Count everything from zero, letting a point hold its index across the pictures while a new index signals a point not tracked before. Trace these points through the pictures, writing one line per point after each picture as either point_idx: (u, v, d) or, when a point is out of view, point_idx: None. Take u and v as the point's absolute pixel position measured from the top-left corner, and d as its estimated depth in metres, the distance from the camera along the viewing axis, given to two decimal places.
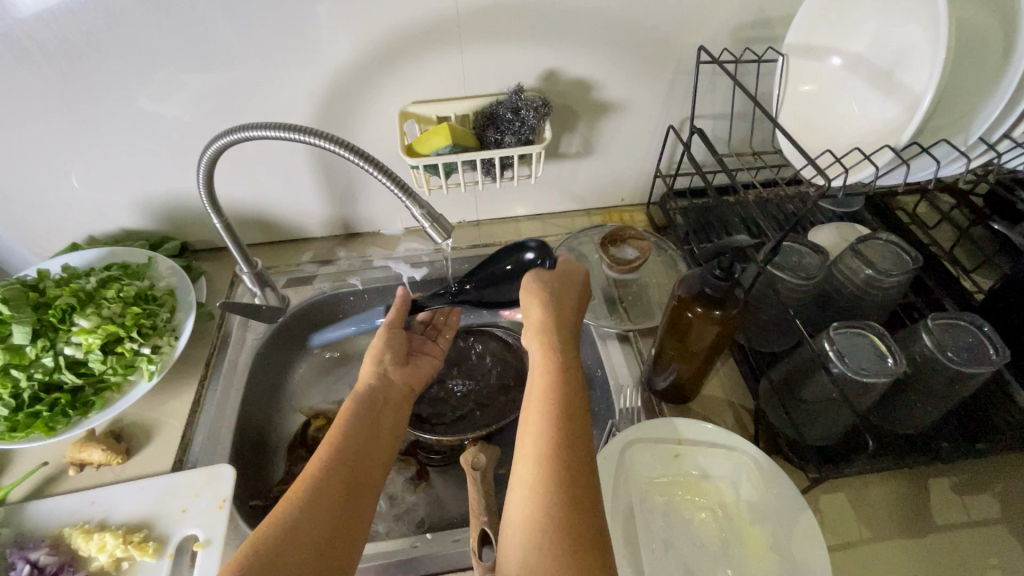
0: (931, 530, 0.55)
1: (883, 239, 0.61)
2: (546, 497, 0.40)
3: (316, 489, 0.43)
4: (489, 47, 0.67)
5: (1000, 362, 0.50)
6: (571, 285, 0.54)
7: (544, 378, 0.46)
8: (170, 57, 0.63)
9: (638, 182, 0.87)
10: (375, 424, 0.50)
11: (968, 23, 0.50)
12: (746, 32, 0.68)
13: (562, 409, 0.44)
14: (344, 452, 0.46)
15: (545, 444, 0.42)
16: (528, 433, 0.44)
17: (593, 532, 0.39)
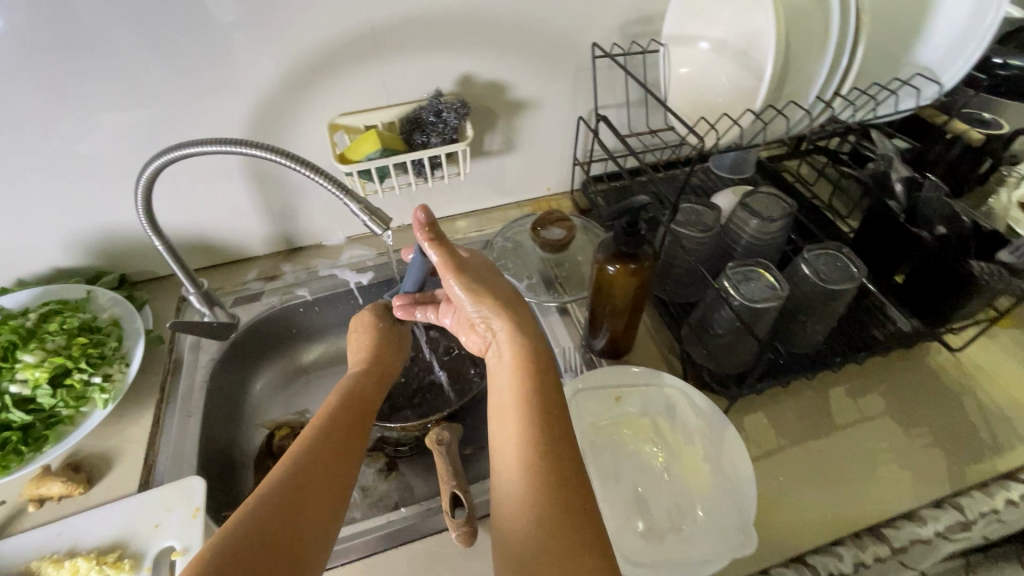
0: (833, 429, 0.65)
1: (765, 192, 0.72)
2: (524, 472, 0.44)
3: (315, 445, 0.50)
4: (406, 58, 0.73)
5: (861, 277, 0.61)
6: (493, 274, 0.57)
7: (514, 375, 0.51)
8: (92, 91, 0.65)
9: (559, 172, 0.95)
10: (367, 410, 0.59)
11: (796, 8, 0.60)
12: (632, 27, 0.78)
13: (532, 395, 0.49)
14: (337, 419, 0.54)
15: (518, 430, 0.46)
16: (503, 432, 0.48)
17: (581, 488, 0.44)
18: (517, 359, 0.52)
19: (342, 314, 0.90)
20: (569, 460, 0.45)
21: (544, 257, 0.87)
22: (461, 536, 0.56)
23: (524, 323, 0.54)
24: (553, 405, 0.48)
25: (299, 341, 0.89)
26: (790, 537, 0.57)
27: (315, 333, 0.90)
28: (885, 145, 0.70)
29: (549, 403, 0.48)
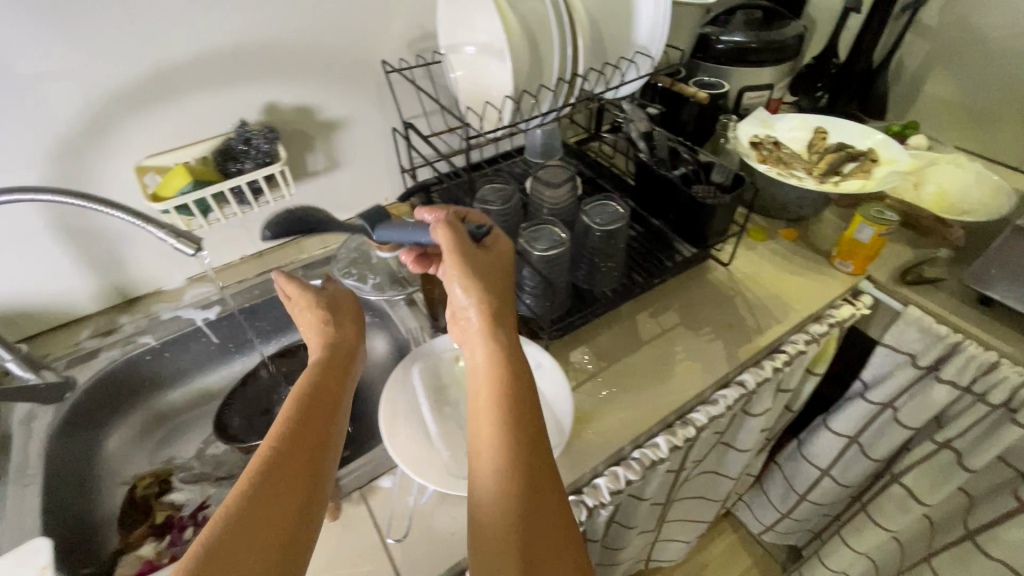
0: (641, 345, 0.78)
1: (554, 164, 0.85)
2: (505, 505, 0.42)
3: (268, 468, 0.43)
4: (205, 93, 0.77)
5: (626, 215, 0.76)
6: (495, 268, 0.55)
7: (491, 386, 0.48)
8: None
9: (391, 181, 1.03)
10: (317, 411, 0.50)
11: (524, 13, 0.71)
12: (418, 43, 0.89)
13: (509, 412, 0.46)
14: (295, 432, 0.46)
15: (497, 462, 0.43)
16: (484, 453, 0.45)
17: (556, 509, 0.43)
18: (497, 370, 0.48)
19: (195, 355, 0.89)
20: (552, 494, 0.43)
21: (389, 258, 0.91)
22: (328, 511, 0.61)
23: (504, 332, 0.52)
24: (533, 424, 0.46)
25: (154, 390, 0.86)
26: (613, 435, 0.68)
27: (171, 380, 0.88)
28: (635, 113, 0.85)
29: (526, 426, 0.45)
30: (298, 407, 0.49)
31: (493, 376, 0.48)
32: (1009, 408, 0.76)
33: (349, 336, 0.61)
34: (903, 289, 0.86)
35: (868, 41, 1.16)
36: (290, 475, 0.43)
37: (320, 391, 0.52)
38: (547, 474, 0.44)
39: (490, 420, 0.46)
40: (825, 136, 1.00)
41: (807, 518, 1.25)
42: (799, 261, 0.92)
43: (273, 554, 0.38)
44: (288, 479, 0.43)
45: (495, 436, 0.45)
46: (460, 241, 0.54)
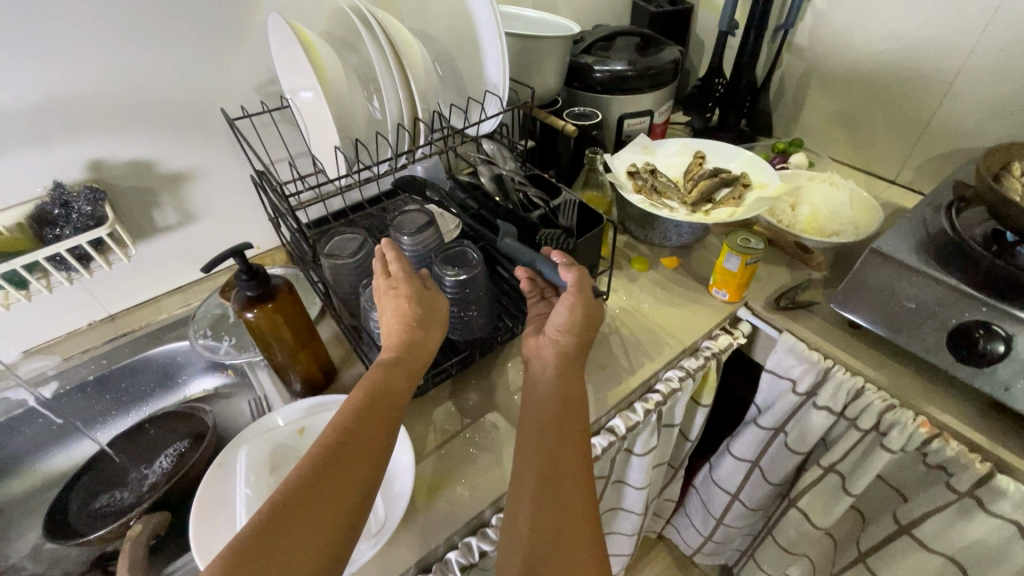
0: (507, 397, 0.75)
1: (415, 207, 0.80)
2: (541, 513, 0.51)
3: (341, 446, 0.47)
4: (9, 156, 0.70)
5: (478, 266, 0.72)
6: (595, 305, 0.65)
7: (561, 402, 0.58)
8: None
9: (261, 228, 0.97)
10: (388, 406, 0.52)
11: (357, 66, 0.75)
12: (269, 87, 0.85)
13: (574, 428, 0.56)
14: (362, 421, 0.49)
15: (546, 478, 0.52)
16: (542, 458, 0.54)
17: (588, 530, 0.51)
18: (571, 388, 0.59)
19: (32, 438, 0.81)
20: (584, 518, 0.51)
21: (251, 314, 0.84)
22: None
23: (575, 361, 0.62)
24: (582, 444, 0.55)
25: None
26: (468, 503, 0.64)
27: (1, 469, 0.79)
28: (494, 150, 0.85)
29: (577, 448, 0.55)
30: (366, 399, 0.51)
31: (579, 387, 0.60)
32: (878, 433, 0.76)
33: (432, 333, 0.60)
34: (777, 316, 0.85)
35: (746, 61, 1.17)
36: (346, 472, 0.46)
37: (384, 384, 0.53)
38: (582, 487, 0.52)
39: (571, 426, 0.56)
40: (702, 161, 1.00)
41: (728, 540, 1.24)
42: (679, 291, 0.91)
43: (325, 538, 0.43)
44: (355, 462, 0.47)
45: (555, 445, 0.55)
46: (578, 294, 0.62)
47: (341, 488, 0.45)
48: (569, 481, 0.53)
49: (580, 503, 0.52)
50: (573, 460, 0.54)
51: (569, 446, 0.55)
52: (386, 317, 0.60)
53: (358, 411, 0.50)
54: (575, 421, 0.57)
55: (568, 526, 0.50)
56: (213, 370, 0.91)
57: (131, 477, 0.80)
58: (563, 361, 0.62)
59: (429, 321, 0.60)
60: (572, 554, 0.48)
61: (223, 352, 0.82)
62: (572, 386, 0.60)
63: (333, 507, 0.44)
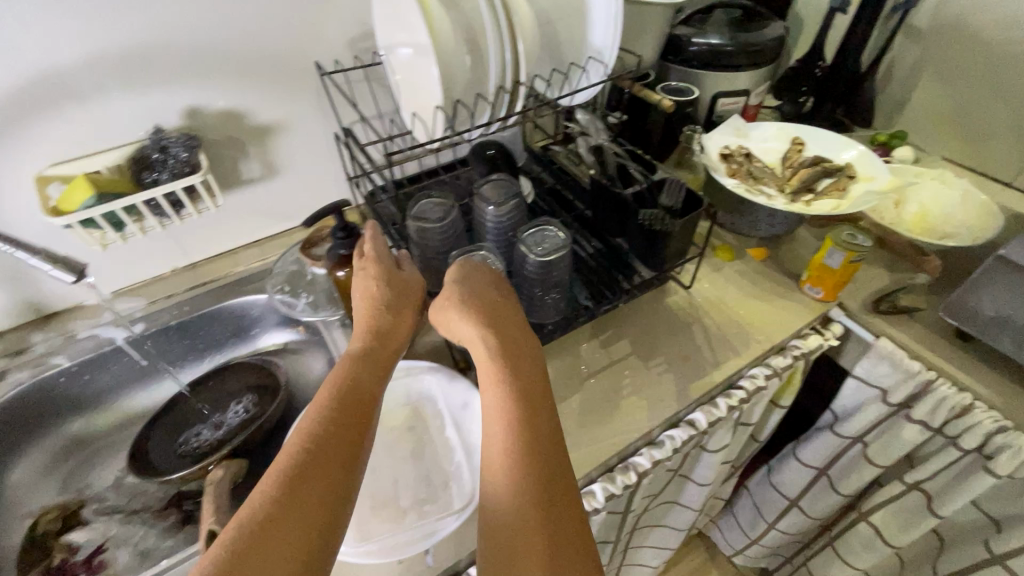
0: (585, 379, 0.72)
1: (500, 178, 0.78)
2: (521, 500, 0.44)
3: (316, 446, 0.45)
4: (113, 97, 0.70)
5: (568, 245, 0.68)
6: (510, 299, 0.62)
7: (515, 385, 0.52)
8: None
9: (338, 187, 0.96)
10: (356, 402, 0.49)
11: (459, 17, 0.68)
12: (359, 43, 0.82)
13: (538, 410, 0.51)
14: (332, 422, 0.47)
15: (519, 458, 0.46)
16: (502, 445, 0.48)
17: (577, 521, 0.45)
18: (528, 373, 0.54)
19: (117, 375, 0.83)
20: (573, 505, 0.46)
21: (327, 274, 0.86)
22: None
23: (525, 344, 0.58)
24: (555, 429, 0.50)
25: (70, 413, 0.81)
26: None
27: (89, 401, 0.82)
28: (589, 121, 0.80)
29: (549, 428, 0.50)
30: (337, 395, 0.49)
31: (538, 372, 0.55)
32: (982, 454, 0.71)
33: (405, 328, 0.58)
34: (876, 320, 0.79)
35: (854, 45, 1.08)
36: (319, 476, 0.43)
37: (357, 382, 0.51)
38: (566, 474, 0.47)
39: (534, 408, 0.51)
40: (801, 148, 0.93)
41: (777, 545, 1.20)
42: (767, 284, 0.86)
43: (298, 554, 0.39)
44: (324, 469, 0.44)
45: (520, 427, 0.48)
46: (462, 280, 0.62)
47: (312, 498, 0.42)
48: (544, 463, 0.46)
49: (560, 486, 0.46)
50: (546, 440, 0.48)
51: (536, 424, 0.49)
52: (357, 314, 0.59)
53: (330, 407, 0.48)
54: (541, 402, 0.52)
55: (532, 480, 0.45)
56: (286, 326, 0.92)
57: (214, 415, 0.83)
58: (511, 346, 0.56)
59: (401, 314, 0.59)
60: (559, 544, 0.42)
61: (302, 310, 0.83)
62: (529, 369, 0.54)
63: (314, 505, 0.42)
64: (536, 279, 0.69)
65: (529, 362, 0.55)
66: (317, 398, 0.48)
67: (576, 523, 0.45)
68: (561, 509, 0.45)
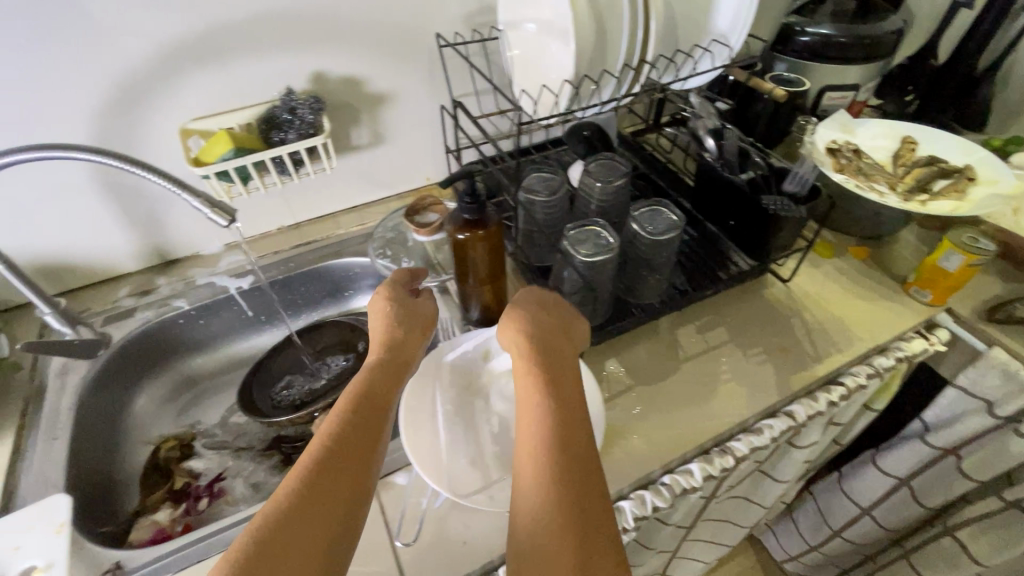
0: (681, 363, 0.72)
1: (607, 157, 0.79)
2: (542, 492, 0.45)
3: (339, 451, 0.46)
4: (252, 57, 0.74)
5: (680, 226, 0.69)
6: (552, 306, 0.63)
7: (544, 385, 0.52)
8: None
9: (435, 160, 0.99)
10: (376, 402, 0.51)
11: None
12: (475, 18, 0.84)
13: (562, 404, 0.51)
14: (358, 421, 0.48)
15: (538, 451, 0.47)
16: (527, 443, 0.48)
17: (597, 510, 0.45)
18: (557, 371, 0.54)
19: (227, 322, 0.89)
20: (592, 494, 0.46)
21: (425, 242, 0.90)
22: None
23: (561, 348, 0.58)
24: (579, 420, 0.50)
25: (183, 353, 0.87)
26: (646, 458, 0.63)
27: (200, 343, 0.88)
28: (702, 108, 0.78)
29: (575, 422, 0.50)
30: (356, 399, 0.50)
31: (566, 377, 0.55)
32: None
33: (415, 340, 0.62)
34: (988, 329, 0.77)
35: (974, 46, 1.03)
36: (341, 470, 0.45)
37: (376, 387, 0.53)
38: (585, 463, 0.47)
39: (563, 405, 0.51)
40: (914, 147, 0.90)
41: (839, 555, 1.17)
42: (868, 285, 0.83)
43: (320, 549, 0.40)
44: (353, 457, 0.46)
45: (542, 424, 0.49)
46: (535, 310, 0.61)
47: (335, 495, 0.43)
48: (563, 454, 0.46)
49: (571, 471, 0.46)
50: (565, 432, 0.48)
51: (558, 419, 0.49)
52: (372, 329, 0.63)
53: (351, 412, 0.49)
54: (569, 400, 0.52)
55: (558, 487, 0.45)
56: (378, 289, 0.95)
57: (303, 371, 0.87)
58: (543, 349, 0.56)
59: (410, 326, 0.63)
60: (569, 534, 0.43)
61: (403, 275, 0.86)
62: (559, 369, 0.55)
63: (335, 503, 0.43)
64: (644, 258, 0.70)
65: (558, 364, 0.55)
66: (340, 399, 0.50)
67: (592, 509, 0.45)
68: (576, 503, 0.44)
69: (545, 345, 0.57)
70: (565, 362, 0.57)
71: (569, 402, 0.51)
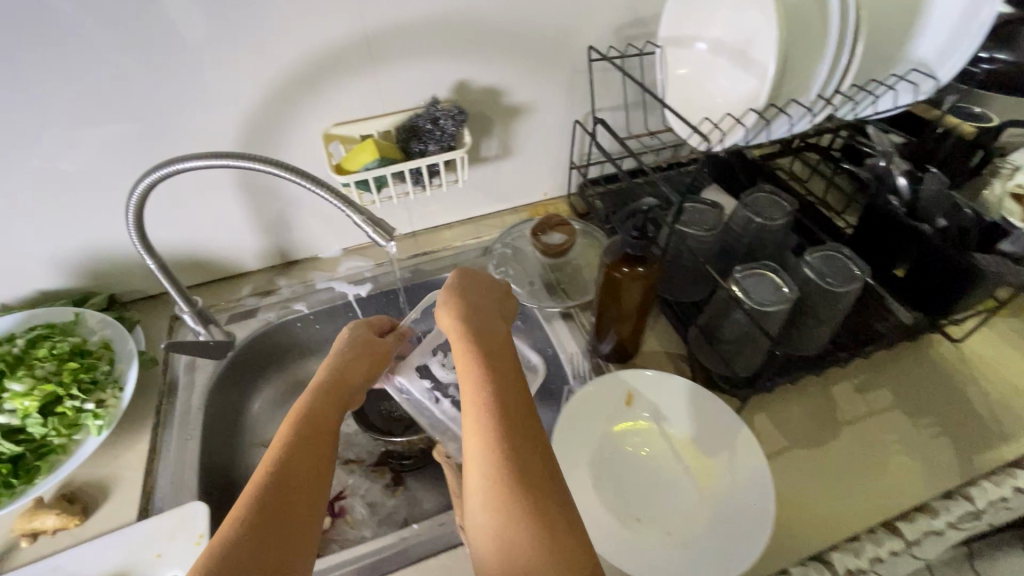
0: (842, 426, 0.64)
1: (765, 192, 0.72)
2: (489, 488, 0.41)
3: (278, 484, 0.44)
4: (401, 65, 0.72)
5: (862, 278, 0.60)
6: (492, 294, 0.59)
7: (466, 376, 0.48)
8: (65, 94, 0.62)
9: (555, 175, 0.94)
10: (314, 426, 0.50)
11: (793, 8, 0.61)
12: (626, 30, 0.78)
13: (496, 392, 0.46)
14: (297, 445, 0.47)
15: (479, 444, 0.43)
16: (467, 440, 0.45)
17: (560, 506, 0.41)
18: (499, 355, 0.50)
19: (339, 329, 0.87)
20: (552, 490, 0.42)
21: (544, 263, 0.87)
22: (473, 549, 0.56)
23: (494, 331, 0.53)
24: (517, 410, 0.45)
25: (297, 355, 0.86)
26: (813, 537, 0.56)
27: (313, 347, 0.86)
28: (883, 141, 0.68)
29: (516, 410, 0.45)
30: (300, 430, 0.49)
31: (507, 360, 0.50)
32: None
33: (359, 360, 0.60)
34: None
35: None
36: (293, 494, 0.43)
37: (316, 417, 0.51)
38: (538, 458, 0.43)
39: (469, 406, 0.45)
40: None
41: None
42: None
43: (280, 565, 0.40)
44: (300, 478, 0.45)
45: (477, 417, 0.44)
46: (466, 290, 0.57)
47: (285, 521, 0.42)
48: (492, 453, 0.42)
49: (512, 464, 0.42)
50: (498, 424, 0.44)
51: (480, 411, 0.44)
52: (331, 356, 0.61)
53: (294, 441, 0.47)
54: (507, 386, 0.47)
55: (506, 481, 0.41)
56: None
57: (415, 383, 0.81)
58: (471, 335, 0.51)
59: (368, 354, 0.61)
60: (517, 528, 0.39)
61: (525, 297, 0.82)
62: (498, 356, 0.50)
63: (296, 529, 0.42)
64: (812, 309, 0.62)
65: (493, 349, 0.51)
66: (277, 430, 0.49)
67: (554, 509, 0.41)
68: (529, 498, 0.41)
69: (472, 332, 0.52)
70: (508, 348, 0.52)
71: (509, 391, 0.47)
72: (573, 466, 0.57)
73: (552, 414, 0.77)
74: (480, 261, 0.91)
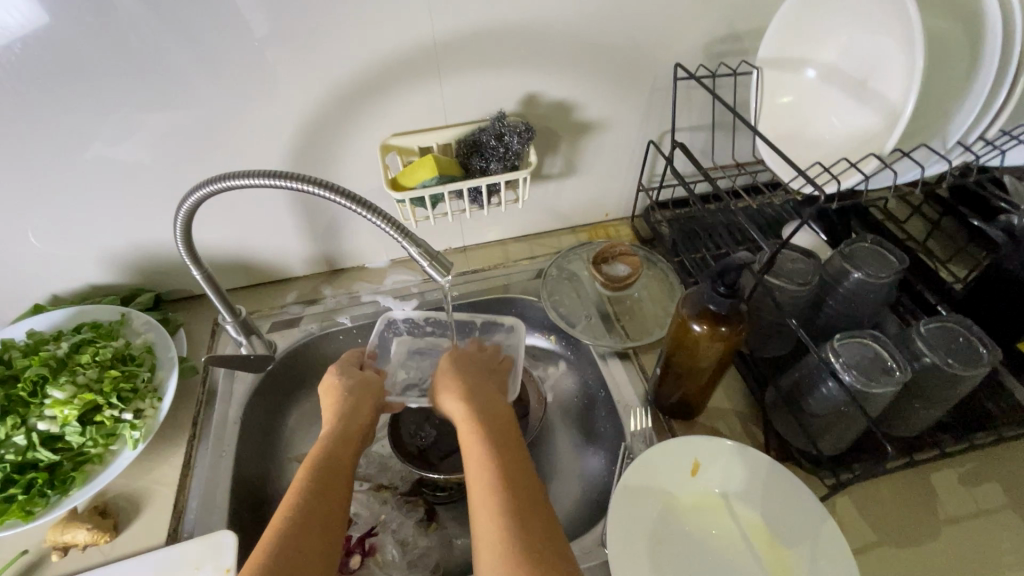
0: (941, 524, 0.56)
1: (869, 242, 0.63)
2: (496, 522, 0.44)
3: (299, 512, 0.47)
4: (469, 75, 0.66)
5: (991, 361, 0.51)
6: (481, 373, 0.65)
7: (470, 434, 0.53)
8: (125, 95, 0.59)
9: (620, 197, 0.87)
10: (333, 464, 0.53)
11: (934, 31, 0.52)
12: (718, 46, 0.69)
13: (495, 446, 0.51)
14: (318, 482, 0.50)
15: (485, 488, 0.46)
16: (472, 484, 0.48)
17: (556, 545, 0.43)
18: (492, 421, 0.55)
19: None
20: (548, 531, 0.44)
21: (602, 293, 0.80)
22: None
23: (490, 400, 0.59)
24: (515, 460, 0.50)
25: None
26: None
27: None
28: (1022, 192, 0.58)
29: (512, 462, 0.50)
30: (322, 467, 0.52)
31: (503, 426, 0.55)
32: None
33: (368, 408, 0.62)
34: None
35: None
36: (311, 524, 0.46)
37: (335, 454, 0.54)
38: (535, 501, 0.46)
39: (477, 456, 0.50)
40: None
41: None
42: None
43: None
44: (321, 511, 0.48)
45: (483, 465, 0.49)
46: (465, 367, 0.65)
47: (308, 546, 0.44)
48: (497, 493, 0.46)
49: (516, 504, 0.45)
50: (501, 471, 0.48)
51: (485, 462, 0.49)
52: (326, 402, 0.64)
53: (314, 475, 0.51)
54: (506, 443, 0.52)
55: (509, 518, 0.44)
56: (536, 330, 0.84)
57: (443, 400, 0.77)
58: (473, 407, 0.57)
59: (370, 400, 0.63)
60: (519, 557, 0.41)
61: (580, 332, 0.75)
62: (496, 419, 0.56)
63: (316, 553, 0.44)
64: (923, 390, 0.54)
65: (489, 415, 0.56)
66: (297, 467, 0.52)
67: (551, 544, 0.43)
68: (530, 531, 0.43)
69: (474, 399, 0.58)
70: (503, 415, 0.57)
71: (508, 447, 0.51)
72: (626, 542, 0.51)
73: (599, 461, 0.71)
74: (532, 284, 0.85)
